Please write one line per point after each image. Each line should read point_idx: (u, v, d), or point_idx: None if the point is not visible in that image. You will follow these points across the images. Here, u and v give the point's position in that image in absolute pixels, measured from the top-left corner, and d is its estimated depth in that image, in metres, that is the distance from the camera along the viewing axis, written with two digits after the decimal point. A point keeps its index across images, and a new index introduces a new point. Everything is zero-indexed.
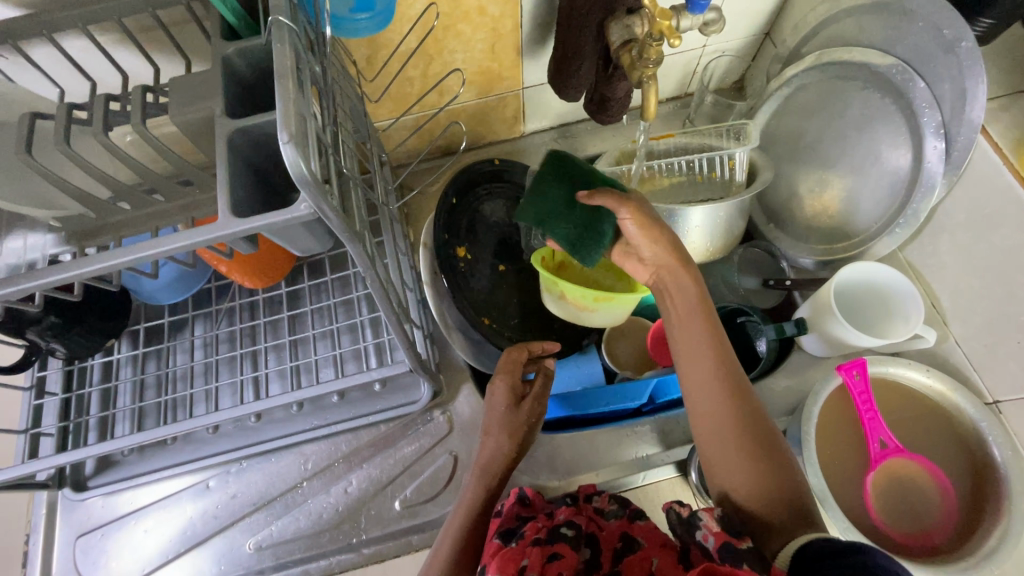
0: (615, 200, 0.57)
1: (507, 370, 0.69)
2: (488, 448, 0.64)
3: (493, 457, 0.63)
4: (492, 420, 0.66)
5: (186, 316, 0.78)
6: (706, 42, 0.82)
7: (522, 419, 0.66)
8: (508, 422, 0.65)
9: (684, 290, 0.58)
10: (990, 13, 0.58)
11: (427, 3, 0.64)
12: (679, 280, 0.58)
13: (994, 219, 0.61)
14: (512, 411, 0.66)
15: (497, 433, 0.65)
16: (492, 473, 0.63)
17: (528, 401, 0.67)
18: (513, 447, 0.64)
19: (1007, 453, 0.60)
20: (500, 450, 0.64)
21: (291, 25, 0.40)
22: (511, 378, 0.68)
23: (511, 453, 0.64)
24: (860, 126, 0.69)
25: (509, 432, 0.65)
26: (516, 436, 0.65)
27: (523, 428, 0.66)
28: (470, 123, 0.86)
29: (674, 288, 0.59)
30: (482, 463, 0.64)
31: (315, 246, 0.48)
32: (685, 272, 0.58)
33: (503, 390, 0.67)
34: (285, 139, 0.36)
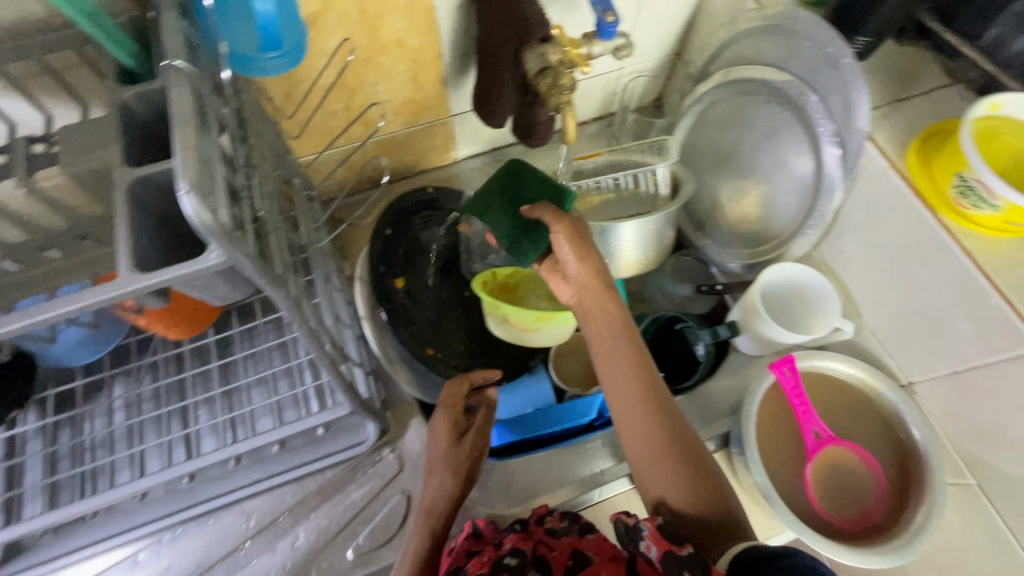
0: (553, 216, 0.60)
1: (447, 406, 0.67)
2: (432, 487, 0.64)
3: (436, 498, 0.63)
4: (435, 458, 0.65)
5: (103, 377, 0.72)
6: (622, 65, 0.87)
7: (465, 454, 0.65)
8: (450, 458, 0.65)
9: (607, 309, 0.59)
10: (865, 31, 0.64)
11: (342, 38, 0.64)
12: (602, 304, 0.59)
13: (887, 217, 0.64)
14: (456, 447, 0.65)
15: (440, 472, 0.64)
16: (437, 514, 0.62)
17: (471, 435, 0.67)
18: (458, 484, 0.64)
19: (925, 432, 0.65)
20: (443, 489, 0.63)
21: (190, 69, 0.39)
22: (452, 413, 0.67)
23: (454, 490, 0.63)
24: (767, 137, 0.74)
25: (452, 469, 0.64)
26: (460, 473, 0.64)
27: (467, 463, 0.65)
28: (400, 154, 0.86)
29: (598, 309, 0.59)
30: (426, 504, 0.63)
31: (234, 294, 0.46)
32: (609, 296, 0.59)
33: (445, 426, 0.66)
34: (185, 188, 0.34)
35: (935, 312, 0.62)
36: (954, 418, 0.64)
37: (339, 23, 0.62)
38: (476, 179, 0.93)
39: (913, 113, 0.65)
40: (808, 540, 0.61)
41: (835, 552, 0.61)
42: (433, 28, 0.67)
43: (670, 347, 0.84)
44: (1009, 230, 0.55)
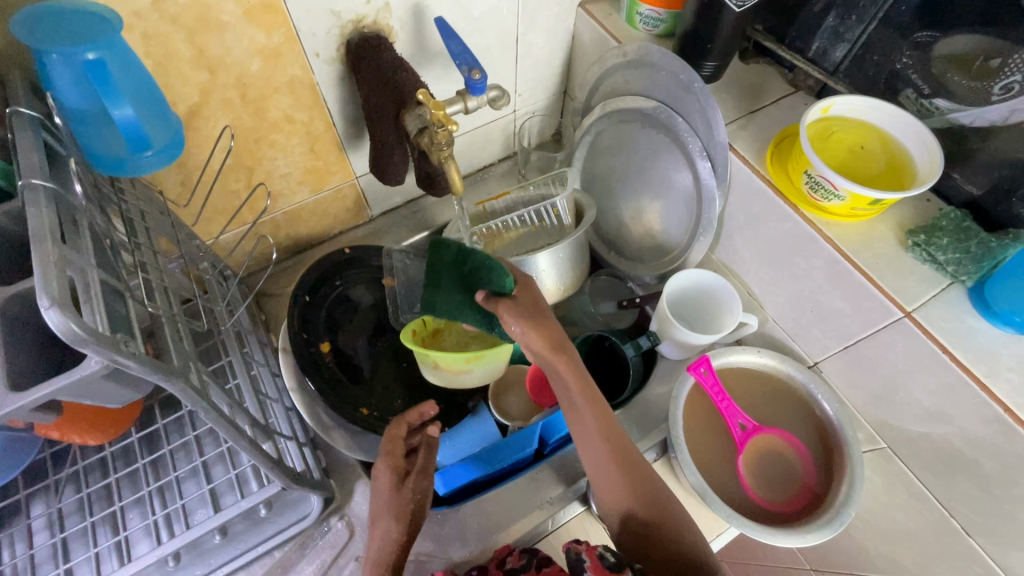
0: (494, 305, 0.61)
1: (387, 452, 0.67)
2: (378, 537, 0.63)
3: (382, 548, 0.62)
4: (379, 508, 0.64)
5: (18, 498, 0.69)
6: (514, 107, 0.93)
7: (408, 498, 0.64)
8: (393, 504, 0.64)
9: (566, 371, 0.60)
10: (710, 57, 0.71)
11: (226, 123, 0.66)
12: (554, 371, 0.60)
13: (763, 216, 0.70)
14: (398, 493, 0.65)
15: (384, 521, 0.63)
16: (383, 563, 0.61)
17: (412, 478, 0.66)
18: (405, 528, 0.63)
19: (836, 406, 0.70)
20: (388, 537, 0.62)
21: (48, 185, 0.40)
22: (392, 459, 0.67)
23: (399, 537, 0.62)
24: (650, 159, 0.79)
25: (395, 517, 0.63)
26: (403, 518, 0.63)
27: (410, 507, 0.64)
28: (312, 220, 0.87)
29: (557, 372, 0.60)
30: (373, 555, 0.62)
31: (130, 394, 0.46)
32: (558, 363, 0.59)
33: (386, 473, 0.66)
34: (47, 304, 0.35)
35: (818, 296, 0.68)
36: (856, 389, 0.69)
37: (222, 110, 0.64)
38: (395, 232, 0.95)
39: (766, 121, 0.72)
40: (747, 530, 0.64)
41: (771, 536, 0.64)
42: (319, 101, 0.70)
43: (601, 364, 0.87)
44: (857, 215, 0.62)
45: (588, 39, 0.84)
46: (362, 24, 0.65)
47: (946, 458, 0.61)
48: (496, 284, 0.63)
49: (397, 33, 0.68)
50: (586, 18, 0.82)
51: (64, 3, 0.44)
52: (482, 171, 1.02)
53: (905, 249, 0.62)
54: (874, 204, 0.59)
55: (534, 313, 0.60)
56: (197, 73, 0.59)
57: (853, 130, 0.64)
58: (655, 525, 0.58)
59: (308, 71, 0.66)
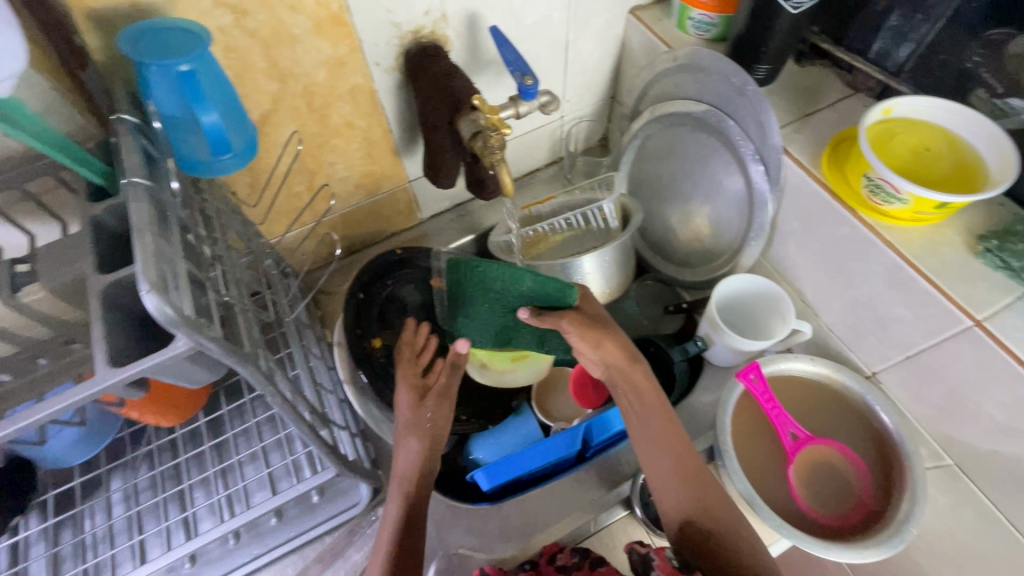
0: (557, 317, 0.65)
1: (402, 378, 0.72)
2: (404, 452, 0.64)
3: (406, 462, 0.64)
4: (402, 426, 0.67)
5: (100, 472, 0.75)
6: (562, 113, 0.94)
7: (425, 414, 0.68)
8: (414, 420, 0.67)
9: (640, 380, 0.65)
10: (764, 60, 0.70)
11: (294, 129, 0.70)
12: (628, 377, 0.65)
13: (817, 221, 0.69)
14: (418, 411, 0.68)
15: (406, 438, 0.66)
16: (410, 478, 0.62)
17: (431, 398, 0.70)
18: (431, 443, 0.66)
19: (895, 418, 0.67)
20: (412, 451, 0.64)
21: (146, 183, 0.44)
22: (409, 381, 0.72)
23: (427, 449, 0.65)
24: (700, 163, 0.79)
25: (416, 431, 0.66)
26: (422, 431, 0.66)
27: (429, 423, 0.67)
28: (367, 222, 0.91)
29: (630, 382, 0.65)
30: (399, 472, 0.64)
31: (208, 375, 0.50)
32: (632, 368, 0.65)
33: (403, 395, 0.70)
34: (146, 288, 0.39)
35: (877, 302, 0.65)
36: (918, 401, 0.66)
37: (290, 117, 0.69)
38: (443, 234, 0.98)
39: (821, 124, 0.70)
40: (799, 542, 0.62)
41: (825, 550, 0.62)
42: (378, 108, 0.74)
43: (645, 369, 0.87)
44: (921, 219, 0.60)
45: (638, 45, 0.85)
46: (420, 35, 0.68)
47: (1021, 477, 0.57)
48: (556, 298, 0.66)
49: (452, 42, 0.71)
50: (636, 24, 0.83)
51: (162, 22, 0.49)
52: (528, 176, 1.04)
53: (975, 254, 0.59)
54: (941, 208, 0.56)
55: (603, 324, 0.65)
56: (269, 83, 0.64)
57: (917, 132, 0.61)
58: (721, 533, 0.57)
59: (369, 80, 0.70)
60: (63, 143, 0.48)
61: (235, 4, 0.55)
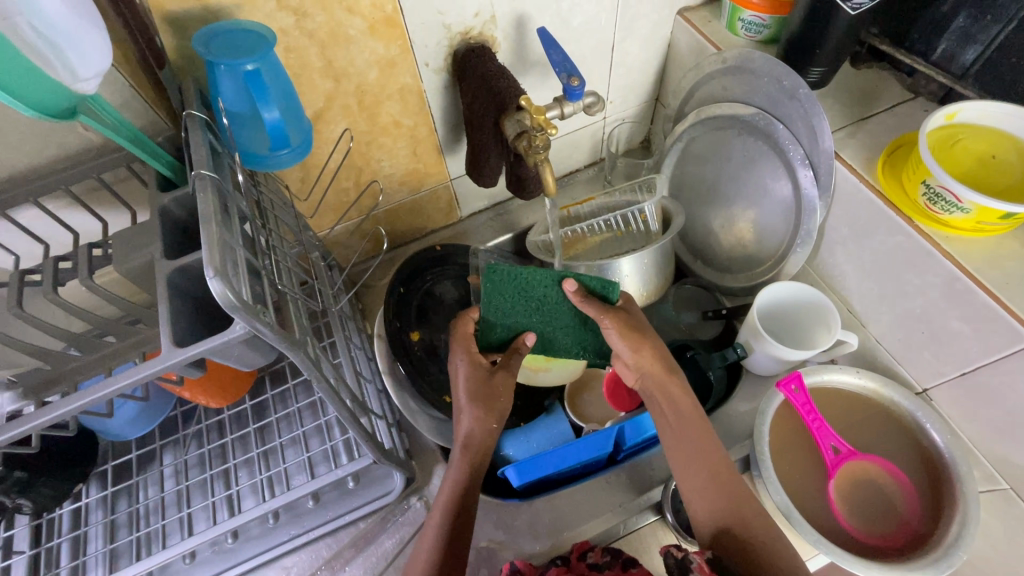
0: (597, 310, 0.64)
1: (465, 349, 0.68)
2: (465, 421, 0.64)
3: (471, 434, 0.64)
4: (466, 395, 0.65)
5: (154, 447, 0.80)
6: (605, 114, 0.94)
7: (495, 387, 0.66)
8: (479, 389, 0.65)
9: (677, 392, 0.64)
10: (818, 63, 0.68)
11: (344, 127, 0.73)
12: (664, 388, 0.64)
13: (869, 229, 0.66)
14: (486, 384, 0.66)
15: (469, 409, 0.64)
16: (474, 448, 0.63)
17: (499, 371, 0.67)
18: (495, 417, 0.65)
19: (947, 437, 0.65)
20: (472, 420, 0.64)
21: (212, 175, 0.47)
22: (471, 353, 0.68)
23: (494, 424, 0.64)
24: (745, 167, 0.77)
25: (484, 401, 0.64)
26: (491, 405, 0.64)
27: (497, 397, 0.65)
28: (408, 218, 0.93)
29: (668, 394, 0.64)
30: (461, 439, 0.64)
31: (260, 359, 0.52)
32: (669, 377, 0.64)
33: (465, 367, 0.67)
34: (211, 274, 0.41)
35: (932, 315, 0.62)
36: (974, 420, 0.63)
37: (341, 115, 0.71)
38: (481, 232, 1.00)
39: (876, 129, 0.68)
40: (837, 559, 0.61)
41: (868, 570, 0.60)
42: (425, 107, 0.76)
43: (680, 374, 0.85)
44: (984, 230, 0.57)
45: (685, 47, 0.84)
46: (469, 35, 0.70)
47: None
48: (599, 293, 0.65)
49: (500, 43, 0.73)
50: (684, 26, 0.82)
51: (232, 24, 0.52)
52: (568, 177, 1.04)
53: None
54: (1006, 218, 0.54)
55: (638, 329, 0.64)
56: (324, 82, 0.66)
57: (983, 138, 0.59)
58: (764, 545, 0.56)
59: (418, 79, 0.72)
60: (138, 139, 0.52)
61: (297, 6, 0.58)
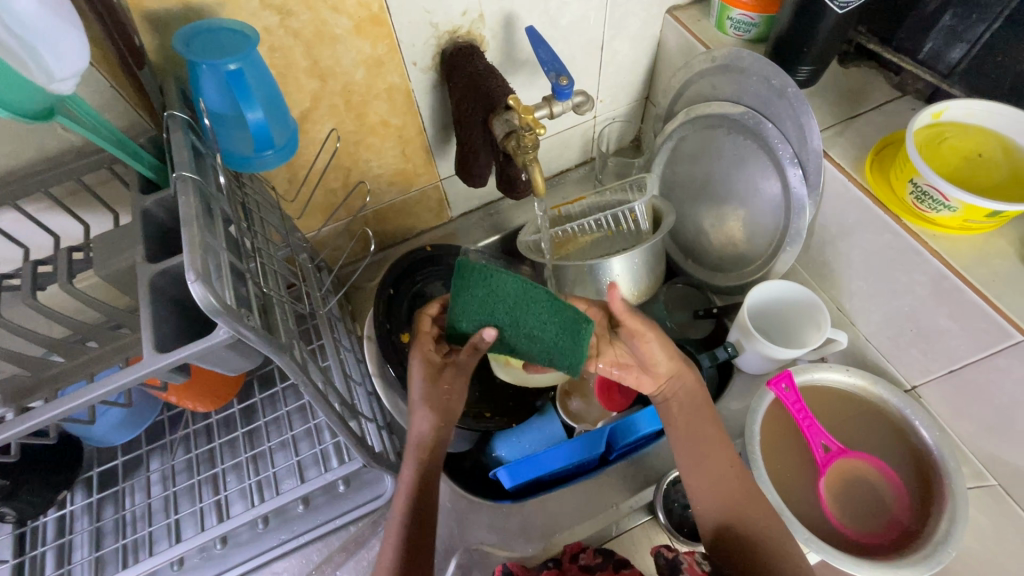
0: (644, 323, 0.61)
1: (417, 347, 0.65)
2: (418, 423, 0.62)
3: (423, 435, 0.62)
4: (417, 396, 0.62)
5: (140, 453, 0.79)
6: (595, 114, 0.94)
7: (442, 388, 0.63)
8: (427, 390, 0.62)
9: (695, 394, 0.63)
10: (806, 62, 0.69)
11: (332, 127, 0.72)
12: (684, 390, 0.63)
13: (858, 227, 0.66)
14: (433, 384, 0.63)
15: (418, 410, 0.62)
16: (427, 448, 0.61)
17: (449, 370, 0.63)
18: (448, 417, 0.63)
19: (936, 434, 0.65)
20: (426, 423, 0.62)
21: (194, 177, 0.46)
22: (424, 356, 0.64)
23: (444, 424, 0.63)
24: (735, 166, 0.77)
25: (435, 403, 0.62)
26: (440, 406, 0.62)
27: (447, 399, 0.63)
28: (398, 219, 0.93)
29: (683, 395, 0.63)
30: (414, 440, 0.62)
31: (246, 364, 0.51)
32: (690, 379, 0.63)
33: (416, 368, 0.64)
34: (193, 278, 0.40)
35: (919, 313, 0.63)
36: (962, 417, 0.64)
37: (328, 115, 0.70)
38: (472, 232, 0.99)
39: (863, 128, 0.68)
40: (828, 557, 0.61)
41: (858, 568, 0.60)
42: (413, 107, 0.75)
43: None
44: (971, 228, 0.57)
45: (674, 45, 0.84)
46: (457, 35, 0.69)
47: None
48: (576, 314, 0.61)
49: (488, 42, 0.72)
50: (673, 24, 0.82)
51: (216, 22, 0.51)
52: (559, 176, 1.04)
53: None
54: (992, 216, 0.54)
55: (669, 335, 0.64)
56: (310, 82, 0.66)
57: (970, 136, 0.59)
58: (779, 538, 0.57)
59: (406, 79, 0.71)
60: (120, 141, 0.51)
61: (281, 5, 0.57)
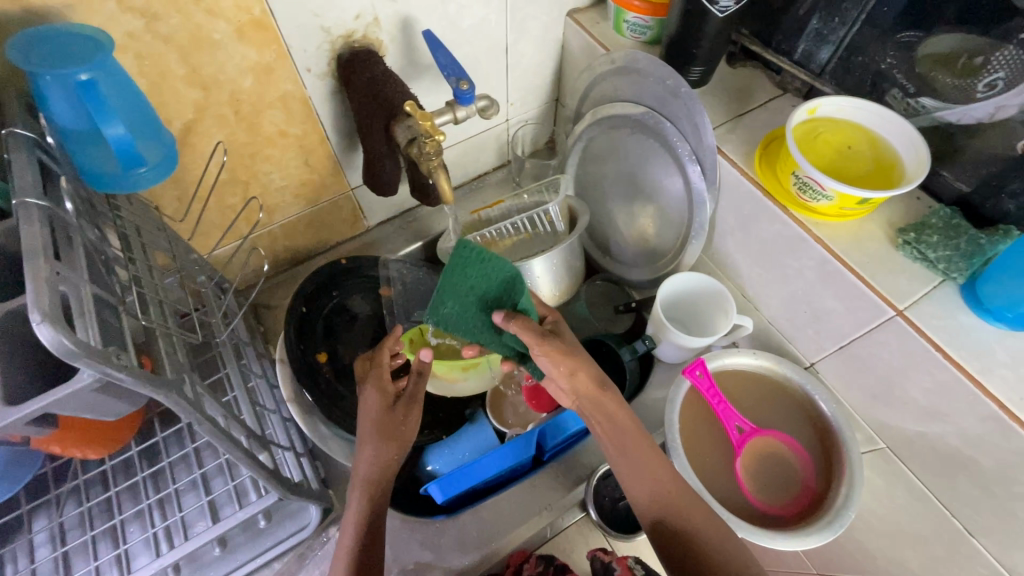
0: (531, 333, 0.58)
1: (374, 377, 0.64)
2: (363, 456, 0.61)
3: (371, 469, 0.60)
4: (368, 427, 0.62)
5: (20, 514, 0.70)
6: (506, 117, 0.94)
7: (397, 420, 0.63)
8: (382, 422, 0.62)
9: (614, 410, 0.62)
10: (696, 62, 0.72)
11: (220, 139, 0.67)
12: (600, 407, 0.61)
13: (753, 218, 0.70)
14: (388, 416, 0.62)
15: (370, 441, 0.61)
16: (375, 483, 0.60)
17: (403, 403, 0.64)
18: (395, 454, 0.61)
19: (833, 405, 0.70)
20: (372, 456, 0.60)
21: (39, 203, 0.41)
22: (383, 383, 0.64)
23: (392, 457, 0.61)
24: (641, 164, 0.80)
25: (389, 435, 0.62)
26: (394, 438, 0.62)
27: (399, 429, 0.62)
28: (309, 232, 0.88)
29: (603, 411, 0.62)
30: (362, 475, 0.60)
31: (126, 406, 0.46)
32: (606, 397, 0.61)
33: (373, 397, 0.63)
34: (38, 318, 0.35)
35: (811, 295, 0.68)
36: (852, 388, 0.69)
37: (215, 126, 0.65)
38: (390, 242, 0.96)
39: (751, 124, 0.72)
40: (746, 534, 0.65)
41: (771, 540, 0.64)
42: (312, 115, 0.72)
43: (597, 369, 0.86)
44: (847, 215, 0.62)
45: (577, 48, 0.85)
46: (351, 39, 0.66)
47: (945, 458, 0.60)
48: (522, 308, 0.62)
49: (386, 46, 0.70)
50: (574, 27, 0.83)
51: (58, 28, 0.46)
52: (477, 180, 1.03)
53: (897, 247, 0.61)
54: (863, 203, 0.58)
55: (575, 352, 0.60)
56: (190, 91, 0.60)
57: (840, 130, 0.64)
58: (717, 544, 0.57)
59: (300, 86, 0.68)
60: None
61: (144, 7, 0.52)
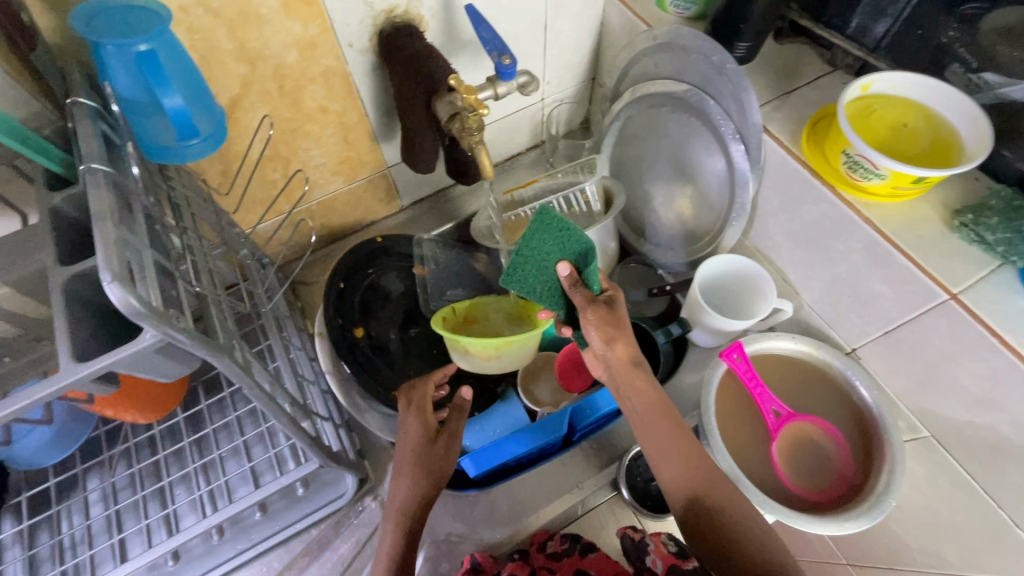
0: (584, 299, 0.62)
1: (416, 409, 0.67)
2: (400, 488, 0.62)
3: (407, 502, 0.61)
4: (407, 461, 0.64)
5: (76, 472, 0.73)
6: (543, 95, 0.93)
7: (437, 455, 0.65)
8: (422, 457, 0.64)
9: (642, 385, 0.63)
10: (743, 38, 0.69)
11: (265, 114, 0.68)
12: (632, 379, 0.63)
13: (798, 199, 0.69)
14: (428, 451, 0.65)
15: (409, 474, 0.63)
16: (410, 516, 0.60)
17: (443, 438, 0.67)
18: (432, 492, 0.63)
19: (875, 392, 0.69)
20: (409, 489, 0.62)
21: (105, 169, 0.43)
22: (424, 418, 0.66)
23: (430, 495, 0.62)
24: (681, 143, 0.78)
25: (428, 470, 0.63)
26: (432, 474, 0.63)
27: (438, 466, 0.64)
28: (345, 210, 0.89)
29: (632, 388, 0.63)
30: (397, 508, 0.61)
31: (181, 368, 0.48)
32: (638, 373, 0.63)
33: (414, 429, 0.66)
34: (108, 279, 0.37)
35: (856, 278, 0.66)
36: (896, 374, 0.68)
37: (260, 101, 0.66)
38: (424, 222, 0.97)
39: (799, 102, 0.70)
40: (783, 518, 0.64)
41: (810, 525, 0.64)
42: (353, 91, 0.72)
43: None
44: (899, 195, 0.60)
45: (617, 24, 0.83)
46: (394, 14, 0.66)
47: (995, 447, 0.59)
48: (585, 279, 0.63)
49: (428, 21, 0.69)
50: (615, 3, 0.82)
51: None
52: (510, 160, 1.03)
53: (951, 230, 0.59)
54: (918, 182, 0.56)
55: (616, 322, 0.62)
56: (237, 65, 0.61)
57: (896, 107, 0.62)
58: (744, 521, 0.57)
59: (343, 62, 0.68)
60: (21, 134, 0.45)
61: None
